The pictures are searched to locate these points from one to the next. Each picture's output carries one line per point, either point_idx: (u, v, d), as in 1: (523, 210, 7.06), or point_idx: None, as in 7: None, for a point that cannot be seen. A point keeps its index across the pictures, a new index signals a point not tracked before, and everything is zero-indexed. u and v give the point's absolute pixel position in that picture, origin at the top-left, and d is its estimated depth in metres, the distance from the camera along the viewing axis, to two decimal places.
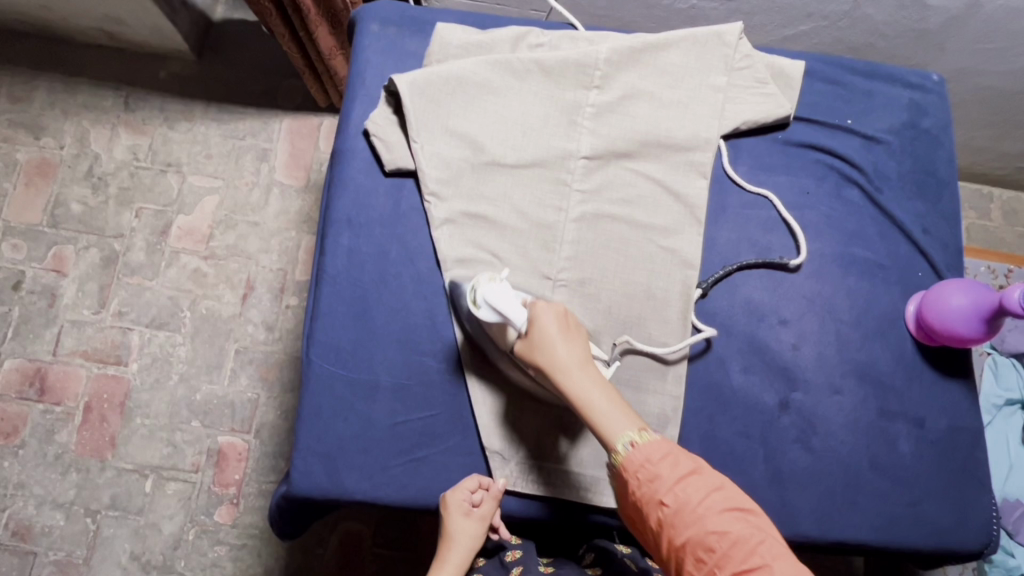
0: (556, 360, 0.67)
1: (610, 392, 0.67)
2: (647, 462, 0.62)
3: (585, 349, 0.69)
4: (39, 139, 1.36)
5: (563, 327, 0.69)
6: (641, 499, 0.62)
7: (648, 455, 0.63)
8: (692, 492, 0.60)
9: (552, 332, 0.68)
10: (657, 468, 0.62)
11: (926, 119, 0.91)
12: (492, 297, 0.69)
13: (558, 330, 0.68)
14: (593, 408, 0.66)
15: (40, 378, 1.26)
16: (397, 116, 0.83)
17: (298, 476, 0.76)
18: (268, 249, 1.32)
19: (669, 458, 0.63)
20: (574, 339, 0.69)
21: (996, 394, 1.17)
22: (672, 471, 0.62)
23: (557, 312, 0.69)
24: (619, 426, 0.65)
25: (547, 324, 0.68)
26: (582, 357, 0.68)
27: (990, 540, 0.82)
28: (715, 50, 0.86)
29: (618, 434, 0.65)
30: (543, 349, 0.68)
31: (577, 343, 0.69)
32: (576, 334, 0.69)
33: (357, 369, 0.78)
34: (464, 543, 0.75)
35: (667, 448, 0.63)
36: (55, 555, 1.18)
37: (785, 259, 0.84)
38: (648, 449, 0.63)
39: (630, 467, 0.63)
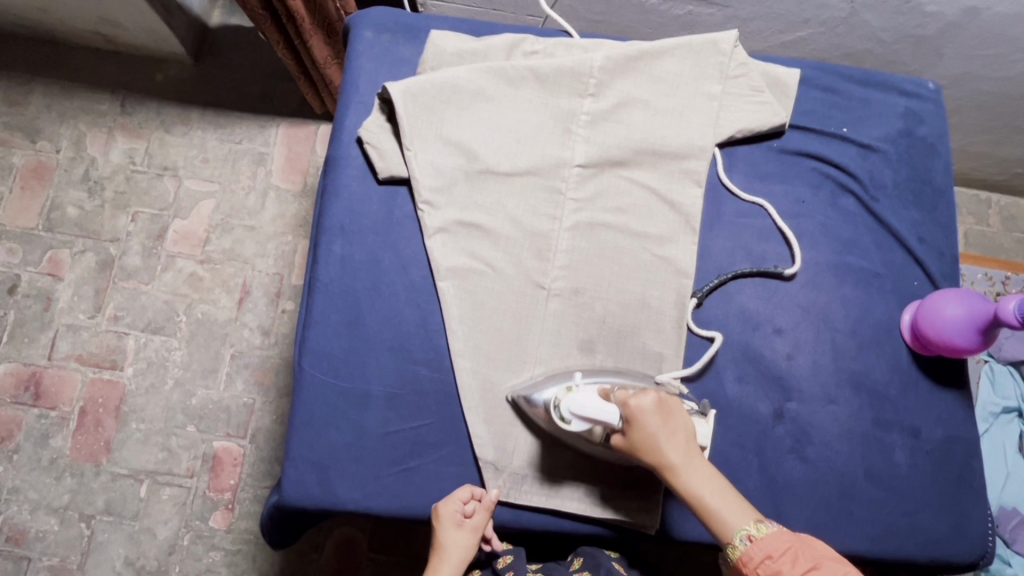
0: (662, 457, 0.67)
1: (721, 482, 0.67)
2: (768, 559, 0.61)
3: (689, 437, 0.69)
4: (35, 142, 1.36)
5: (663, 418, 0.68)
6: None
7: (766, 551, 0.61)
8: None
9: (654, 429, 0.68)
10: (777, 564, 0.60)
11: (922, 127, 0.91)
12: (579, 407, 0.69)
13: (658, 424, 0.68)
14: (706, 503, 0.66)
15: (35, 382, 1.25)
16: (390, 123, 0.83)
17: (289, 485, 0.76)
18: (264, 253, 1.32)
19: (789, 552, 0.60)
20: (675, 430, 0.68)
21: (993, 401, 1.17)
22: (794, 566, 0.59)
23: (652, 405, 0.68)
24: (735, 520, 0.65)
25: (646, 420, 0.68)
26: (688, 449, 0.68)
27: (985, 551, 0.82)
28: (711, 58, 0.85)
29: (734, 529, 0.64)
30: (647, 446, 0.68)
31: (679, 434, 0.68)
32: (678, 423, 0.69)
33: (350, 378, 0.78)
34: (456, 553, 0.75)
35: (789, 542, 0.61)
36: (49, 560, 1.18)
37: (779, 268, 0.83)
38: (768, 543, 0.61)
39: (750, 564, 0.61)
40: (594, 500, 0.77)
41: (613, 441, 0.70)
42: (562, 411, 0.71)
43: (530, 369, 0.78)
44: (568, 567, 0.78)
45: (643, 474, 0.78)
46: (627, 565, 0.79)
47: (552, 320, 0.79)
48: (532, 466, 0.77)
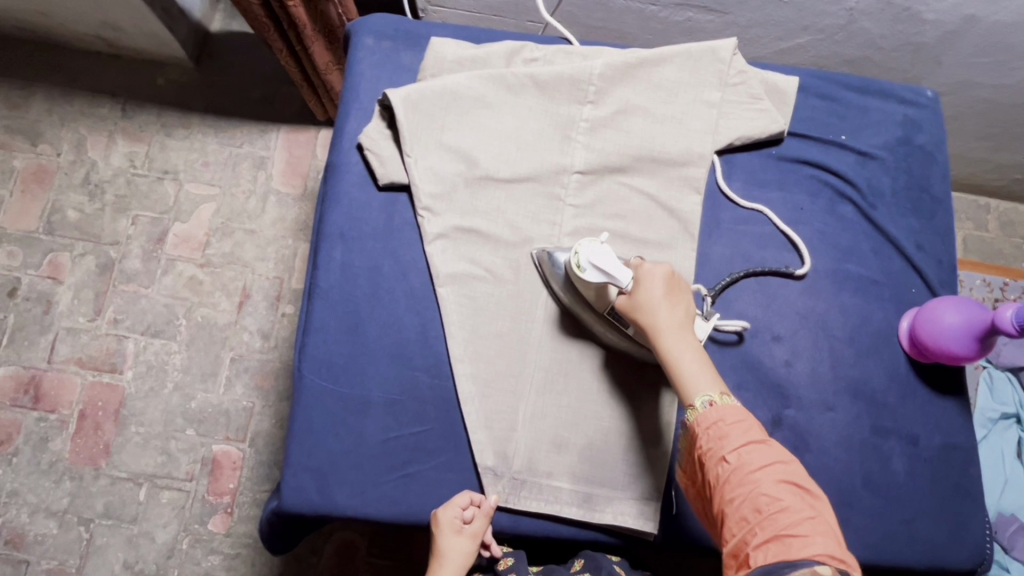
0: (656, 319, 0.69)
1: (701, 355, 0.69)
2: (718, 423, 0.63)
3: (687, 314, 0.71)
4: (36, 146, 1.36)
5: (668, 289, 0.71)
6: (703, 453, 0.63)
7: (722, 415, 0.63)
8: (756, 457, 0.61)
9: (657, 294, 0.70)
10: (725, 428, 0.63)
11: (920, 135, 0.91)
12: (598, 258, 0.71)
13: (662, 291, 0.70)
14: (681, 367, 0.67)
15: (34, 386, 1.25)
16: (391, 130, 0.83)
17: (289, 491, 0.76)
18: (264, 257, 1.32)
19: (742, 423, 0.63)
20: (677, 302, 0.71)
21: (991, 407, 1.17)
22: (741, 434, 0.62)
23: (663, 275, 0.71)
24: (702, 385, 0.66)
25: (653, 283, 0.71)
26: (682, 321, 0.70)
27: (984, 558, 0.82)
28: (710, 66, 0.86)
29: (697, 393, 0.66)
30: (647, 306, 0.70)
31: (679, 307, 0.71)
32: (681, 299, 0.71)
33: (349, 385, 0.78)
34: (456, 560, 0.75)
35: (743, 415, 0.64)
36: (47, 564, 1.18)
37: (790, 267, 0.84)
38: (725, 410, 0.64)
39: (701, 424, 0.64)
40: (594, 507, 0.77)
41: (616, 303, 0.72)
42: (579, 259, 0.72)
43: (528, 377, 0.78)
44: (570, 568, 0.78)
45: (641, 473, 0.78)
46: (628, 568, 0.79)
47: (551, 326, 0.80)
48: (531, 472, 0.77)
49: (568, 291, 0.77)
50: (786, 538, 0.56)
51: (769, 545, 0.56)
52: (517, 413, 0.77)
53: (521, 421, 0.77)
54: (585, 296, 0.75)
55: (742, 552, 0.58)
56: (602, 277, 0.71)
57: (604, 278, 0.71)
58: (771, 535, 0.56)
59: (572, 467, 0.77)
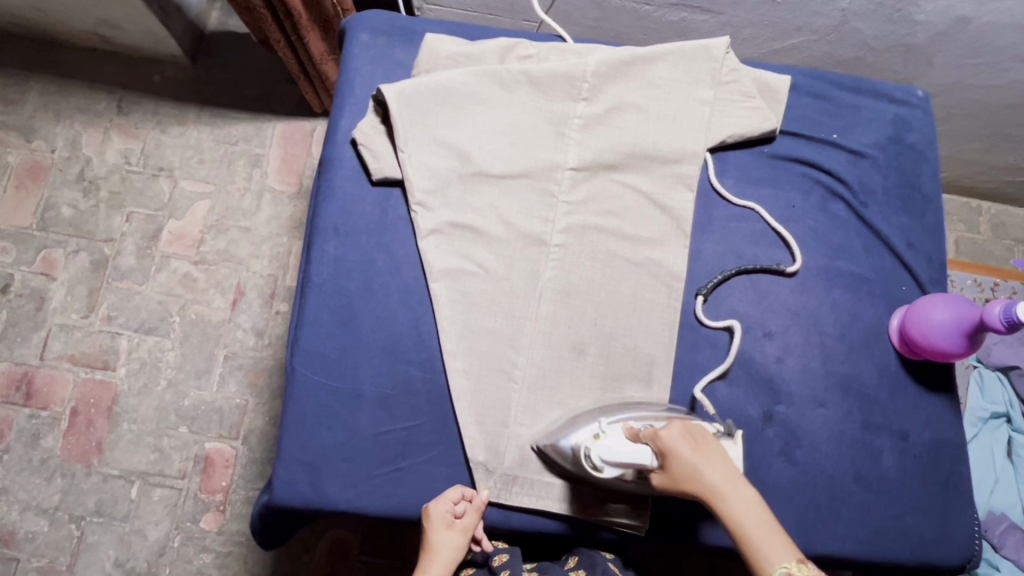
0: (698, 485, 0.63)
1: (762, 509, 0.61)
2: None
3: (728, 463, 0.64)
4: (30, 142, 1.36)
5: (694, 446, 0.65)
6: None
7: None
8: None
9: (687, 455, 0.64)
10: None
11: (911, 134, 0.92)
12: (607, 454, 0.70)
13: (689, 451, 0.64)
14: (745, 533, 0.60)
15: (27, 382, 1.25)
16: (385, 126, 0.83)
17: (280, 484, 0.76)
18: (259, 254, 1.32)
19: None
20: (708, 455, 0.64)
21: (982, 407, 1.18)
22: None
23: (681, 433, 0.65)
24: (773, 556, 0.58)
25: (677, 447, 0.64)
26: (726, 476, 0.63)
27: (973, 555, 0.83)
28: (703, 65, 0.86)
29: (771, 565, 0.57)
30: (683, 473, 0.64)
31: (714, 459, 0.64)
32: (712, 451, 0.64)
33: (341, 378, 0.78)
34: (445, 554, 0.74)
35: None
36: (38, 561, 1.17)
37: (781, 265, 0.85)
38: None
39: None
40: (586, 502, 0.77)
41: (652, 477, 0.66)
42: (593, 459, 0.72)
43: (520, 373, 0.78)
44: (563, 565, 0.78)
45: None
46: (621, 565, 0.79)
47: (544, 322, 0.80)
48: (524, 467, 0.77)
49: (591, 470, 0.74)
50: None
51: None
52: (511, 407, 0.78)
53: (515, 417, 0.77)
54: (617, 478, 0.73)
55: None
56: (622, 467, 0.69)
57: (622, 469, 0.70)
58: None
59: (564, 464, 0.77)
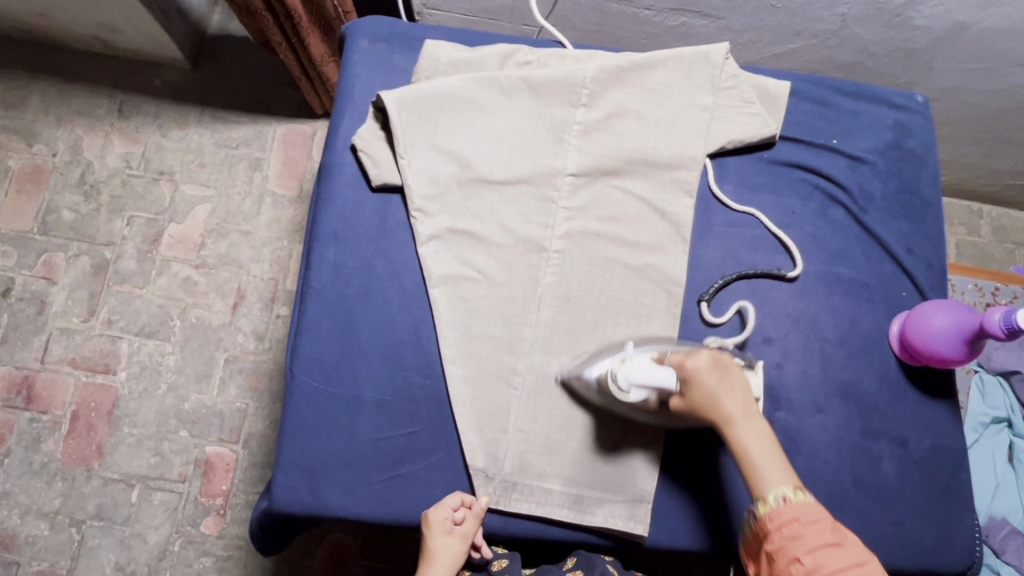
0: (717, 412, 0.67)
1: (768, 440, 0.66)
2: (793, 522, 0.60)
3: (747, 395, 0.68)
4: (32, 146, 1.36)
5: (720, 376, 0.68)
6: (775, 551, 0.60)
7: (797, 514, 0.61)
8: (830, 560, 0.58)
9: (711, 383, 0.67)
10: (800, 528, 0.60)
11: (910, 139, 0.92)
12: (637, 375, 0.69)
13: (715, 381, 0.67)
14: (749, 460, 0.65)
15: (27, 386, 1.25)
16: (384, 132, 0.83)
17: (279, 490, 0.76)
18: (259, 258, 1.32)
19: (817, 522, 0.60)
20: (732, 386, 0.68)
21: (982, 412, 1.18)
22: (819, 537, 0.59)
23: (711, 363, 0.68)
24: (774, 479, 0.63)
25: (704, 376, 0.67)
26: (744, 407, 0.67)
27: (972, 561, 0.83)
28: (702, 70, 0.86)
29: (771, 486, 0.63)
30: (703, 398, 0.67)
31: (736, 390, 0.68)
32: (735, 383, 0.68)
33: (340, 385, 0.78)
34: (444, 560, 0.75)
35: (818, 513, 0.61)
36: (38, 565, 1.17)
37: (782, 270, 0.84)
38: (800, 508, 0.61)
39: (774, 521, 0.61)
40: (585, 508, 0.77)
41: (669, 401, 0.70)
42: (618, 381, 0.71)
43: (519, 379, 0.78)
44: (562, 566, 0.79)
45: (632, 476, 0.77)
46: (620, 569, 0.79)
47: (543, 328, 0.80)
48: (523, 473, 0.77)
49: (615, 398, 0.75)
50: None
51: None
52: (510, 412, 0.78)
53: (514, 423, 0.77)
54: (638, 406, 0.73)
55: None
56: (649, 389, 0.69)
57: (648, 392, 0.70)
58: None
59: (565, 469, 0.77)
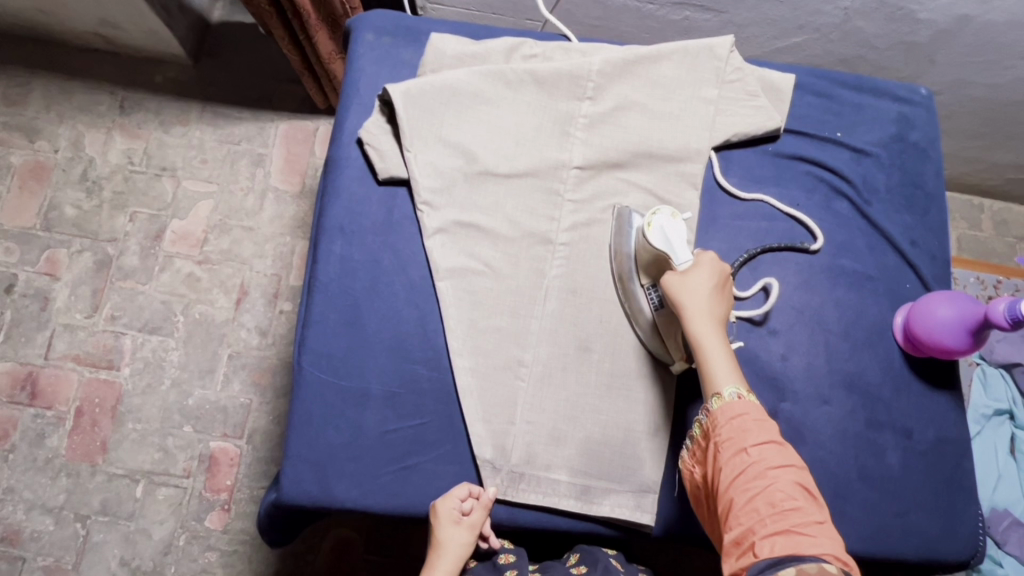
0: (696, 302, 0.71)
1: (728, 346, 0.71)
2: (741, 416, 0.66)
3: (730, 309, 0.73)
4: (34, 142, 1.36)
5: (720, 280, 0.73)
6: (722, 442, 0.65)
7: (746, 411, 0.66)
8: (774, 455, 0.63)
9: (703, 280, 0.72)
10: (748, 423, 0.65)
11: (914, 132, 0.93)
12: (670, 228, 0.75)
13: (713, 280, 0.72)
14: (709, 352, 0.70)
15: (31, 382, 1.25)
16: (390, 125, 0.84)
17: (288, 483, 0.76)
18: (262, 253, 1.32)
19: (764, 422, 0.65)
20: (723, 294, 0.73)
21: (984, 404, 1.18)
22: (764, 432, 0.64)
23: (718, 267, 0.73)
24: (731, 379, 0.68)
25: (705, 270, 0.72)
26: (722, 313, 0.72)
27: (976, 551, 0.83)
28: (707, 63, 0.87)
29: (727, 383, 0.68)
30: (688, 289, 0.72)
31: (723, 299, 0.73)
32: (725, 295, 0.73)
33: (348, 377, 0.78)
34: (454, 550, 0.75)
35: (765, 417, 0.66)
36: (44, 560, 1.18)
37: (806, 243, 0.86)
38: (749, 407, 0.66)
39: (725, 413, 0.66)
40: (592, 499, 0.78)
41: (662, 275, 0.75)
42: (652, 220, 0.77)
43: (526, 370, 0.79)
44: (566, 562, 0.79)
45: (638, 466, 0.78)
46: (624, 561, 0.80)
47: (550, 320, 0.80)
48: (530, 464, 0.77)
49: (625, 258, 0.80)
50: (793, 534, 0.57)
51: (775, 539, 0.58)
52: (517, 404, 0.78)
53: (520, 414, 0.78)
54: (640, 262, 0.79)
55: (748, 539, 0.59)
56: (665, 244, 0.75)
57: (666, 246, 0.75)
58: (778, 530, 0.58)
59: (571, 460, 0.78)
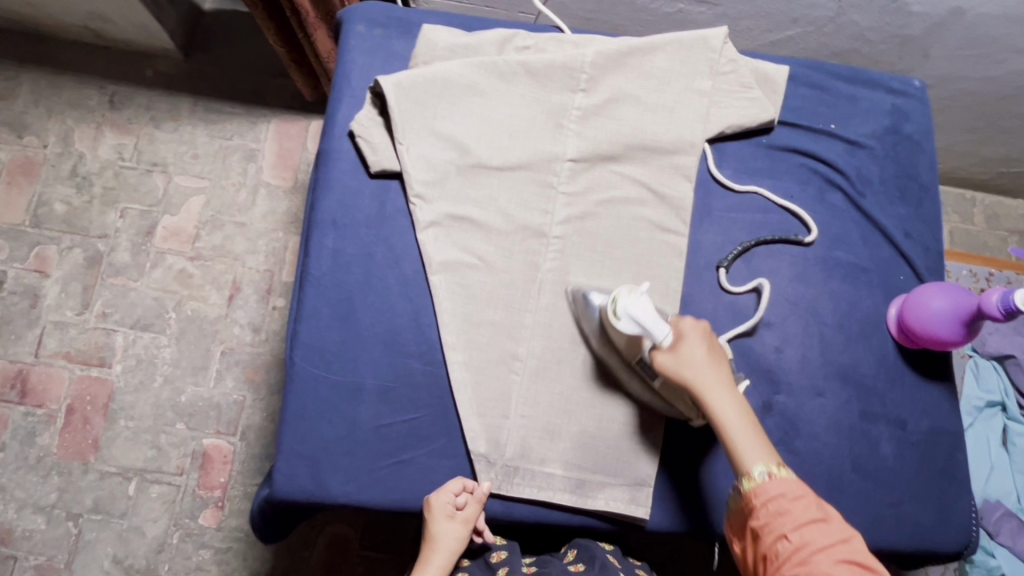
0: (700, 379, 0.68)
1: (748, 415, 0.67)
2: (776, 498, 0.62)
3: (730, 372, 0.70)
4: (22, 138, 1.35)
5: (710, 345, 0.70)
6: (761, 527, 0.62)
7: (782, 489, 0.62)
8: (817, 535, 0.59)
9: (695, 354, 0.69)
10: (784, 505, 0.61)
11: (908, 124, 0.93)
12: (637, 310, 0.70)
13: (703, 349, 0.70)
14: (729, 430, 0.66)
15: (21, 380, 1.24)
16: (382, 118, 0.83)
17: (281, 478, 0.76)
18: (255, 249, 1.32)
19: (801, 498, 0.62)
20: (718, 359, 0.70)
21: (977, 396, 1.19)
22: (804, 512, 0.61)
23: (702, 333, 0.71)
24: (758, 455, 0.65)
25: (694, 342, 0.70)
26: (728, 380, 0.69)
27: (969, 542, 0.83)
28: (701, 55, 0.87)
29: (755, 461, 0.65)
30: (689, 364, 0.69)
31: (722, 365, 0.70)
32: (721, 358, 0.70)
33: (341, 372, 0.78)
34: (446, 545, 0.75)
35: (801, 489, 0.62)
36: (36, 559, 1.17)
37: (799, 235, 0.86)
38: (784, 483, 0.63)
39: (759, 497, 0.63)
40: (587, 493, 0.77)
41: (650, 356, 0.72)
42: (617, 308, 0.72)
43: (520, 364, 0.78)
44: (562, 558, 0.79)
45: (633, 459, 0.78)
46: (619, 556, 0.80)
47: (544, 313, 0.80)
48: (524, 458, 0.77)
49: (602, 336, 0.77)
50: None
51: None
52: (511, 398, 0.78)
53: (514, 409, 0.77)
54: (620, 341, 0.75)
55: None
56: (638, 328, 0.71)
57: (640, 329, 0.71)
58: None
59: (566, 454, 0.77)
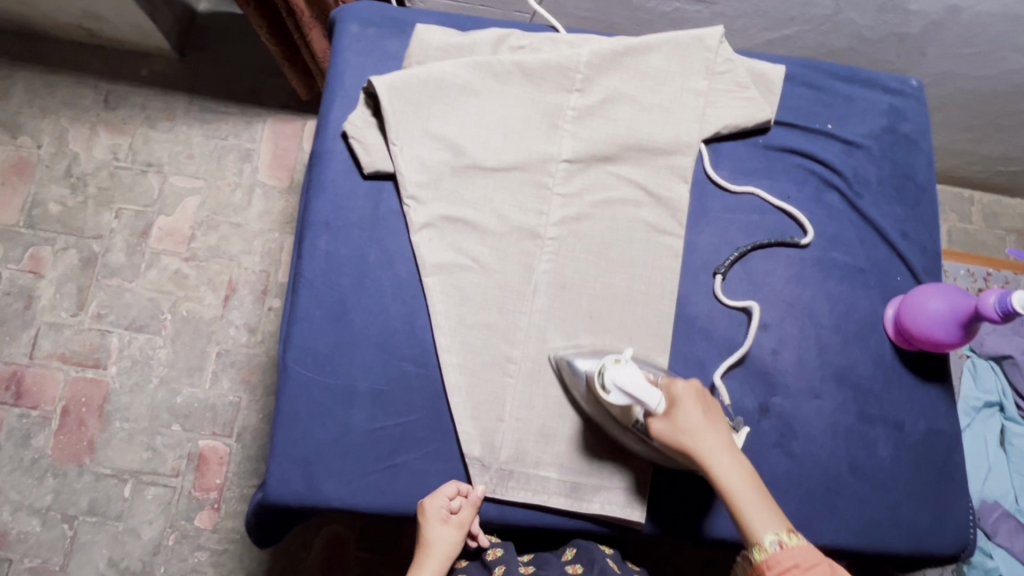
0: (703, 446, 0.66)
1: (753, 480, 0.65)
2: (790, 569, 0.58)
3: (728, 434, 0.68)
4: (17, 138, 1.34)
5: (705, 408, 0.68)
6: None
7: (796, 559, 0.59)
8: None
9: (692, 420, 0.67)
10: None
11: (904, 124, 0.92)
12: (626, 382, 0.67)
13: (699, 414, 0.67)
14: (737, 497, 0.64)
15: (16, 382, 1.24)
16: (376, 118, 0.82)
17: (274, 482, 0.75)
18: (250, 250, 1.31)
19: (816, 568, 0.58)
20: (715, 423, 0.68)
21: (974, 396, 1.18)
22: None
23: (695, 396, 0.68)
24: (768, 523, 0.62)
25: (690, 407, 0.68)
26: (729, 444, 0.67)
27: (967, 543, 0.83)
28: (697, 54, 0.86)
29: (765, 530, 0.61)
30: (687, 432, 0.67)
31: (720, 429, 0.68)
32: (720, 418, 0.69)
33: (334, 375, 0.77)
34: (441, 549, 0.75)
35: (815, 557, 0.59)
36: (31, 562, 1.16)
37: (795, 237, 0.85)
38: (797, 553, 0.59)
39: (774, 568, 0.59)
40: (582, 496, 0.77)
41: (646, 424, 0.69)
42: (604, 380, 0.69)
43: (515, 367, 0.78)
44: (561, 557, 0.78)
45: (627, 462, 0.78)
46: (619, 561, 0.79)
47: (539, 315, 0.79)
48: (520, 462, 0.76)
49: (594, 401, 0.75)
50: None
51: None
52: (506, 401, 0.77)
53: (509, 412, 0.77)
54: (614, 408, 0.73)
55: None
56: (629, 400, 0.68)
57: (631, 400, 0.68)
58: None
59: (560, 458, 0.77)
